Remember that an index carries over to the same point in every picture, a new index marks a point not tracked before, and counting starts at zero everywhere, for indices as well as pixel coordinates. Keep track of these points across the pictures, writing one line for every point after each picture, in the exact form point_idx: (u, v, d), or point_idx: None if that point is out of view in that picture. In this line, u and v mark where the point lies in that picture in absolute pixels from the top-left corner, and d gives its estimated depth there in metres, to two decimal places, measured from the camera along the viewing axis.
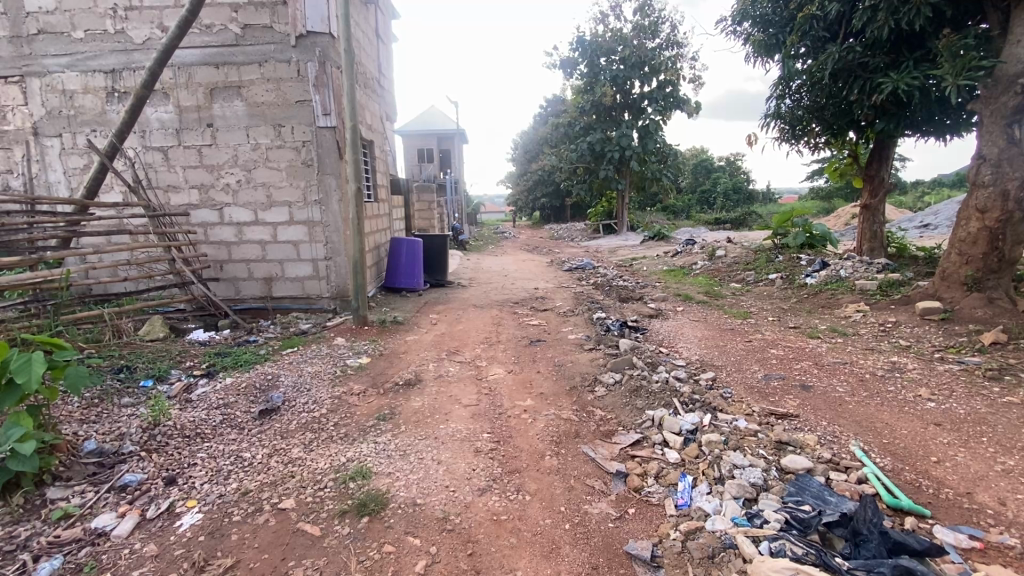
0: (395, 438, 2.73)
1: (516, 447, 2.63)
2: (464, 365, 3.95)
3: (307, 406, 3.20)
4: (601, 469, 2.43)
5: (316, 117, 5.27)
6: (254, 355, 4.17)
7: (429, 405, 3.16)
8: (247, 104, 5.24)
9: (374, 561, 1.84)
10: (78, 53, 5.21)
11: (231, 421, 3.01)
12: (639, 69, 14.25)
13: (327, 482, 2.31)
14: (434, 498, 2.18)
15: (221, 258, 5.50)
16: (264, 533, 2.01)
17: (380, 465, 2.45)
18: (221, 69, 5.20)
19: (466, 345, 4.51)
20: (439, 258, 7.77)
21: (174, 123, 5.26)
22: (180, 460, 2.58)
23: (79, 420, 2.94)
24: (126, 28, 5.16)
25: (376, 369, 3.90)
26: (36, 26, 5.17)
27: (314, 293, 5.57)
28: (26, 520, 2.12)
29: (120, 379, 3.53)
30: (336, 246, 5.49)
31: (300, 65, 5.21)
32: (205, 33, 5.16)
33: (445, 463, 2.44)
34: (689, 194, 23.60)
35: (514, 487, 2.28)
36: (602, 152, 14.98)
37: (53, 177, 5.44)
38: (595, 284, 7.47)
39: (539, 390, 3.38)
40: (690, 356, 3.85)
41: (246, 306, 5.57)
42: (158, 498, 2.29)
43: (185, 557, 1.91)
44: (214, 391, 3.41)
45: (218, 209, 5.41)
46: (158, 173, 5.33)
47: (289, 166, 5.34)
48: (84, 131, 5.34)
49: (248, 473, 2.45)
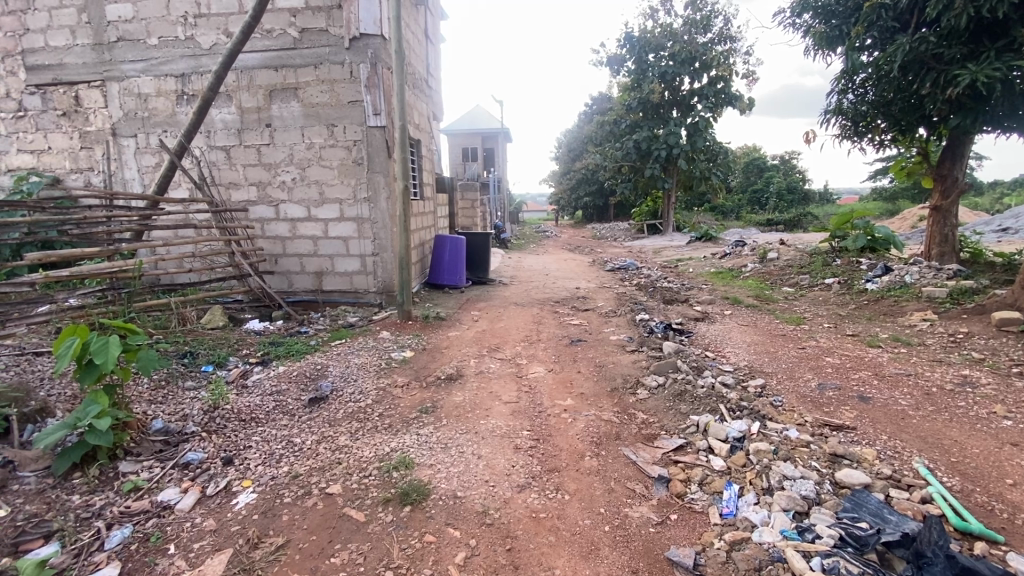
0: (437, 431, 2.78)
1: (556, 446, 2.63)
2: (506, 363, 3.98)
3: (354, 396, 3.31)
4: (642, 472, 2.39)
5: (367, 117, 5.42)
6: (305, 345, 4.37)
7: (469, 400, 3.20)
8: (303, 105, 5.46)
9: (415, 550, 1.88)
10: (151, 58, 5.58)
11: (283, 407, 3.16)
12: (689, 65, 13.88)
13: (372, 470, 2.38)
14: (474, 492, 2.20)
15: (276, 252, 5.76)
16: (313, 515, 2.10)
17: (423, 456, 2.50)
18: (280, 72, 5.44)
19: (507, 342, 4.53)
20: (482, 256, 7.86)
21: (236, 123, 5.55)
22: (236, 442, 2.73)
23: (148, 400, 3.16)
24: (196, 34, 5.48)
25: (419, 363, 3.99)
26: (116, 34, 5.57)
27: (362, 288, 5.76)
28: (101, 490, 2.29)
29: (185, 364, 3.78)
30: (383, 242, 5.65)
31: (354, 66, 5.38)
32: (265, 37, 5.41)
33: (485, 458, 2.47)
34: (739, 194, 22.83)
35: (553, 486, 2.28)
36: (649, 150, 14.68)
37: (129, 175, 5.87)
38: (639, 285, 7.35)
39: (579, 391, 3.36)
40: (738, 361, 3.72)
41: (298, 298, 5.83)
42: (217, 476, 2.43)
43: (241, 534, 2.02)
44: (269, 377, 3.59)
45: (275, 205, 5.67)
46: (221, 171, 5.65)
47: (340, 165, 5.53)
48: (156, 132, 5.72)
49: (298, 457, 2.56)
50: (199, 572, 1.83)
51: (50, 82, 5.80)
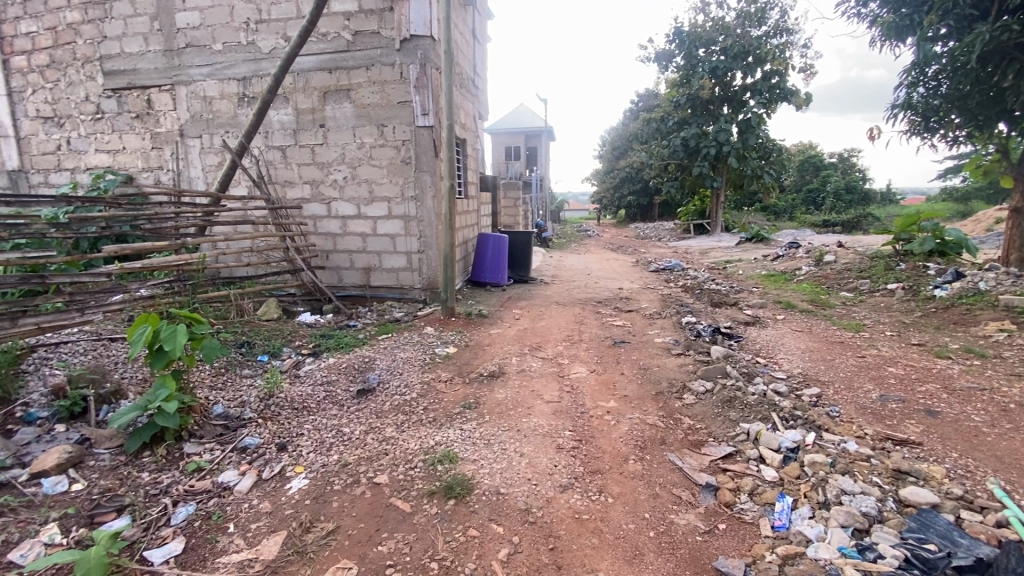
0: (480, 426, 2.81)
1: (598, 447, 2.61)
2: (547, 362, 3.97)
3: (399, 389, 3.40)
4: (689, 479, 2.33)
5: (416, 117, 5.54)
6: (354, 338, 4.52)
7: (511, 398, 3.22)
8: (355, 106, 5.63)
9: (459, 543, 1.91)
10: (216, 63, 5.90)
11: (333, 397, 3.28)
12: (741, 59, 13.38)
13: (417, 463, 2.43)
14: (517, 490, 2.21)
15: (327, 248, 5.98)
16: (361, 503, 2.17)
17: (466, 451, 2.54)
18: (334, 74, 5.63)
19: (549, 341, 4.53)
20: (525, 254, 7.87)
21: (292, 124, 5.79)
22: (290, 429, 2.86)
23: (210, 385, 3.36)
24: (256, 39, 5.75)
25: (461, 360, 4.04)
26: (184, 40, 5.92)
27: (407, 284, 5.89)
28: (168, 469, 2.45)
29: (243, 353, 3.99)
30: (429, 240, 5.76)
31: (404, 67, 5.50)
32: (321, 41, 5.61)
33: (527, 456, 2.48)
34: (793, 194, 21.86)
35: (596, 488, 2.26)
36: (697, 148, 14.27)
37: (194, 173, 6.24)
38: (685, 286, 7.17)
39: (622, 393, 3.31)
40: (791, 369, 3.56)
41: (347, 293, 6.03)
42: (272, 461, 2.55)
43: (294, 517, 2.11)
44: (320, 368, 3.75)
45: (327, 203, 5.88)
46: (277, 169, 5.91)
47: (389, 164, 5.67)
48: (219, 133, 6.06)
49: (347, 446, 2.65)
50: (257, 552, 1.93)
51: (125, 87, 6.24)
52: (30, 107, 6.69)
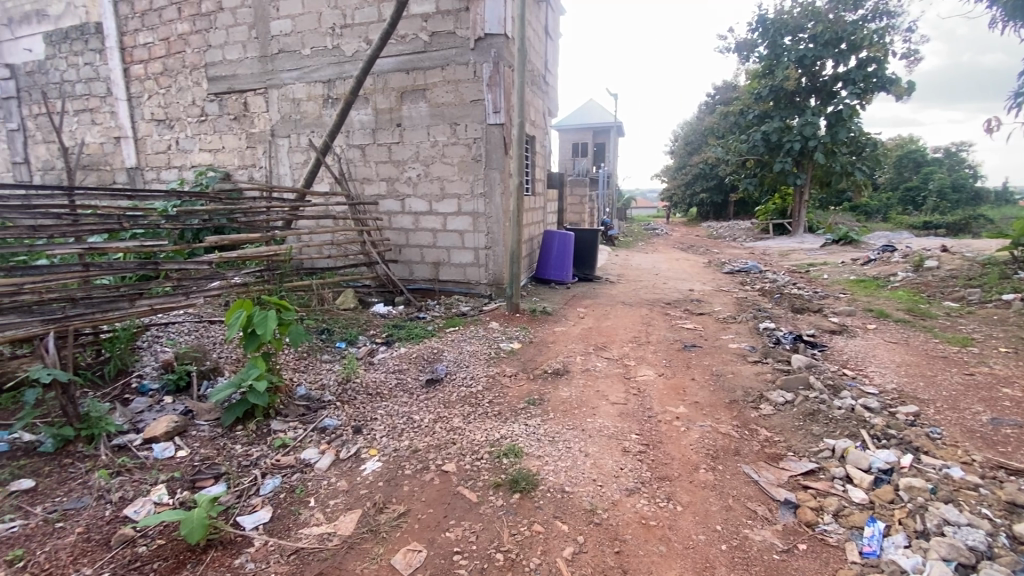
0: (545, 423, 2.82)
1: (667, 454, 2.53)
2: (613, 363, 3.91)
3: (465, 381, 3.49)
4: (765, 494, 2.22)
5: (487, 115, 5.62)
6: (423, 330, 4.69)
7: (576, 397, 3.20)
8: (430, 105, 5.81)
9: (524, 537, 1.93)
10: (305, 66, 6.29)
11: (404, 385, 3.43)
12: (833, 47, 12.40)
13: (484, 454, 2.49)
14: (582, 489, 2.20)
15: (400, 242, 6.23)
16: (430, 489, 2.25)
17: (531, 446, 2.56)
18: (411, 74, 5.84)
19: (615, 342, 4.46)
20: (591, 252, 7.79)
21: (371, 123, 6.07)
22: (364, 413, 3.02)
23: (294, 367, 3.62)
24: (341, 43, 6.06)
25: (526, 356, 4.07)
26: (277, 46, 6.37)
27: (474, 279, 6.02)
28: (258, 443, 2.66)
29: (323, 339, 4.27)
30: (496, 236, 5.85)
31: (477, 66, 5.59)
32: (399, 42, 5.82)
33: (592, 457, 2.46)
34: (888, 193, 20.00)
35: (664, 495, 2.20)
36: (780, 142, 13.38)
37: (282, 170, 6.71)
38: (762, 290, 6.78)
39: (693, 399, 3.19)
40: (884, 384, 3.26)
41: (418, 286, 6.26)
42: (348, 443, 2.70)
43: (369, 497, 2.22)
44: (392, 357, 3.93)
45: (401, 199, 6.13)
46: (357, 167, 6.23)
47: (460, 162, 5.80)
48: (306, 132, 6.47)
49: (417, 433, 2.76)
50: (334, 527, 2.05)
51: (225, 91, 6.82)
52: (147, 111, 7.50)
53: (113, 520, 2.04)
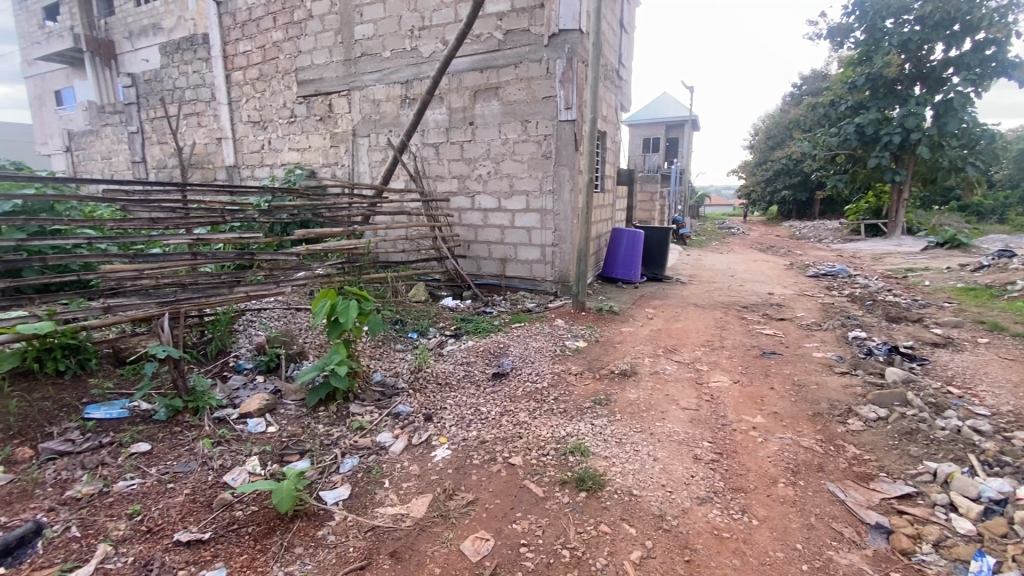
0: (612, 424, 2.79)
1: (742, 464, 2.43)
2: (684, 366, 3.78)
3: (531, 376, 3.52)
4: (853, 515, 2.06)
5: (559, 112, 5.59)
6: (490, 324, 4.78)
7: (645, 399, 3.14)
8: (502, 103, 5.88)
9: (591, 536, 1.93)
10: (385, 68, 6.57)
11: (472, 377, 3.53)
12: (944, 28, 11.16)
13: (550, 450, 2.51)
14: (651, 493, 2.16)
15: (469, 238, 6.38)
16: (497, 480, 2.30)
17: (598, 446, 2.54)
18: (485, 73, 5.93)
19: (686, 345, 4.31)
20: (661, 251, 7.57)
21: (445, 122, 6.25)
22: (435, 402, 3.13)
23: (371, 354, 3.83)
24: (419, 44, 6.26)
25: (592, 354, 4.04)
26: (360, 50, 6.70)
27: (540, 276, 6.04)
28: (338, 424, 2.84)
29: (397, 329, 4.48)
30: (564, 233, 5.82)
31: (551, 63, 5.57)
32: (475, 42, 5.93)
33: (662, 461, 2.41)
34: (1007, 191, 17.74)
35: (738, 507, 2.11)
36: (877, 135, 12.25)
37: (362, 168, 7.07)
38: (851, 295, 6.26)
39: (772, 409, 3.02)
40: (997, 405, 2.92)
41: (485, 281, 6.39)
42: (420, 429, 2.82)
43: (439, 483, 2.31)
44: (460, 349, 4.06)
45: (471, 196, 6.26)
46: (430, 165, 6.44)
47: (531, 159, 5.83)
48: (384, 132, 6.77)
49: (485, 425, 2.83)
50: (407, 508, 2.15)
51: (313, 93, 7.28)
52: (244, 113, 8.17)
53: (214, 485, 2.25)
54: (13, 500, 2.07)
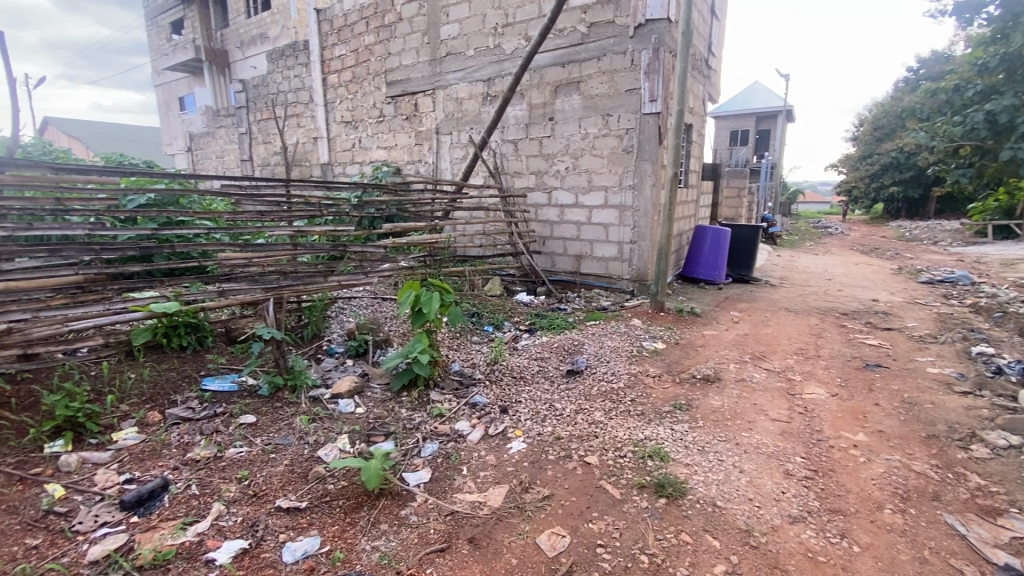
0: (693, 430, 2.68)
1: (840, 484, 2.23)
2: (773, 375, 3.54)
3: (607, 375, 3.46)
4: (976, 553, 1.83)
5: (643, 104, 5.42)
6: (564, 321, 4.76)
7: (729, 407, 2.98)
8: (583, 97, 5.81)
9: (671, 544, 1.87)
10: (468, 67, 6.72)
11: (546, 372, 3.53)
12: None
13: (627, 452, 2.46)
14: (736, 506, 2.05)
15: (545, 234, 6.39)
16: (573, 478, 2.29)
17: (679, 452, 2.45)
18: (567, 67, 5.88)
19: (776, 352, 4.03)
20: (749, 251, 7.13)
21: (525, 118, 6.28)
22: (510, 395, 3.18)
23: (449, 345, 3.95)
24: (502, 42, 6.32)
25: (671, 357, 3.89)
26: (446, 49, 6.90)
27: (616, 273, 5.91)
28: (419, 410, 2.96)
29: (474, 322, 4.59)
30: (643, 230, 5.65)
31: (635, 54, 5.41)
32: (557, 36, 5.89)
33: (748, 474, 2.27)
34: None
35: (836, 531, 1.94)
36: (1013, 123, 10.67)
37: (444, 164, 7.30)
38: (976, 306, 5.53)
39: (876, 427, 2.75)
40: None
41: (559, 278, 6.37)
42: (496, 421, 2.87)
43: (515, 475, 2.34)
44: (535, 345, 4.08)
45: (548, 192, 6.26)
46: (509, 161, 6.52)
47: (611, 153, 5.71)
48: (466, 129, 6.94)
49: (560, 421, 2.83)
50: (485, 497, 2.20)
51: (400, 93, 7.61)
52: (338, 114, 8.70)
53: (310, 458, 2.44)
54: (145, 458, 2.37)
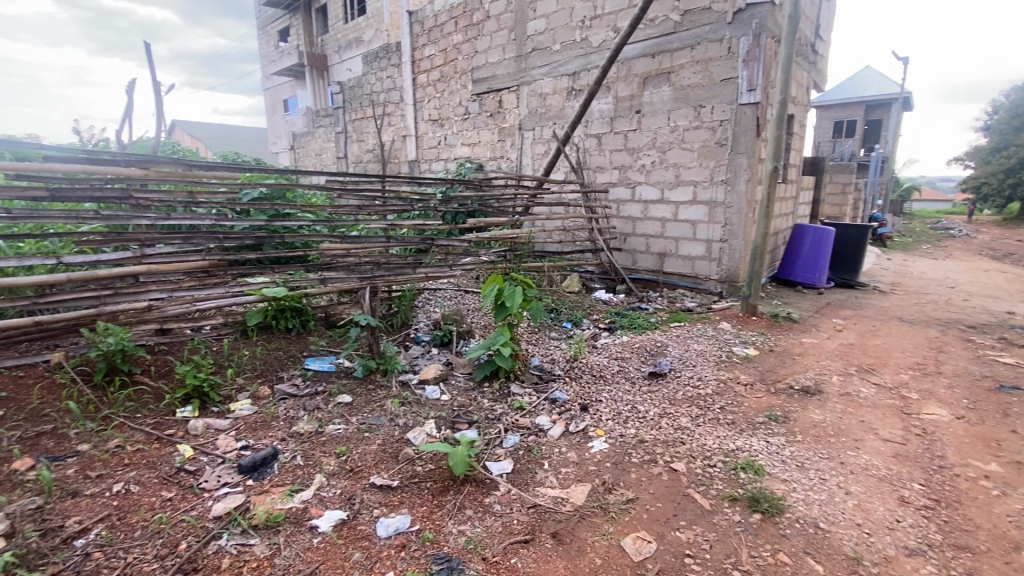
0: (790, 445, 2.50)
1: (969, 519, 1.98)
2: (884, 391, 3.20)
3: (692, 380, 3.32)
4: None
5: (740, 94, 5.09)
6: (646, 321, 4.63)
7: (832, 423, 2.74)
8: (674, 88, 5.57)
9: (767, 563, 1.75)
10: (554, 62, 6.68)
11: (628, 373, 3.45)
12: None
13: (716, 462, 2.34)
14: (842, 531, 1.89)
15: (626, 231, 6.24)
16: (658, 483, 2.22)
17: (775, 467, 2.29)
18: (657, 58, 5.67)
19: (887, 365, 3.65)
20: (855, 253, 6.50)
21: (610, 112, 6.16)
22: (591, 393, 3.14)
23: (528, 340, 3.98)
24: (589, 35, 6.22)
25: (765, 364, 3.65)
26: (532, 45, 6.91)
27: (703, 273, 5.64)
28: (501, 401, 3.01)
29: (553, 318, 4.58)
30: (735, 229, 5.33)
31: (733, 41, 5.10)
32: (648, 26, 5.69)
33: (856, 497, 2.08)
34: None
35: (964, 570, 1.72)
36: None
37: (526, 160, 7.35)
38: None
39: (1015, 458, 2.40)
40: None
41: (640, 276, 6.20)
42: (577, 418, 2.85)
43: (598, 475, 2.31)
44: (615, 344, 4.00)
45: (632, 187, 6.09)
46: (592, 156, 6.43)
47: (702, 147, 5.44)
48: (549, 124, 6.92)
49: (643, 424, 2.75)
50: (567, 494, 2.19)
51: (486, 91, 7.75)
52: (426, 112, 9.04)
53: (400, 440, 2.57)
54: (258, 428, 2.61)
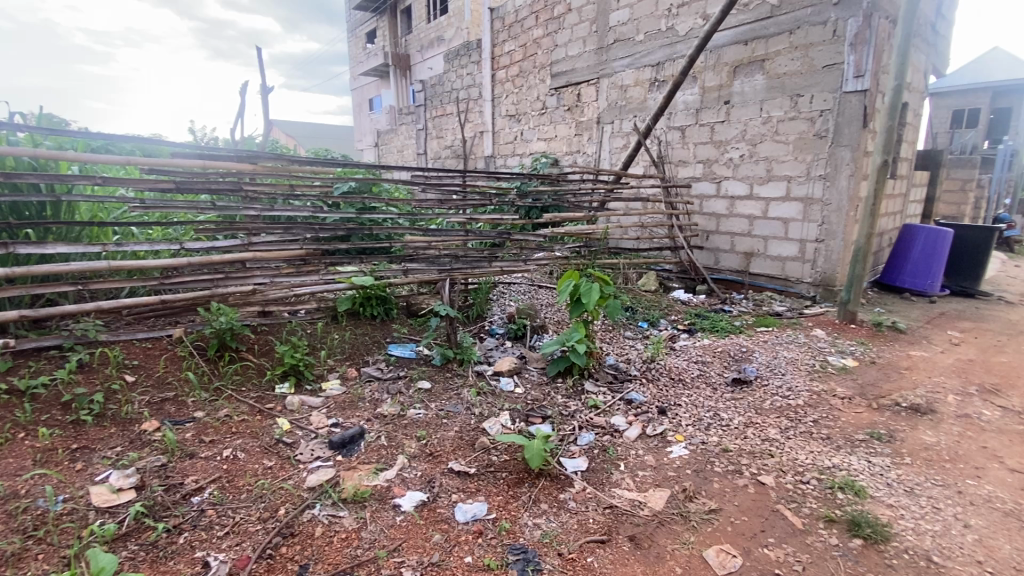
0: (896, 467, 2.27)
1: None
2: (1012, 416, 2.82)
3: (781, 390, 3.10)
4: None
5: (845, 81, 4.67)
6: (729, 324, 4.39)
7: (947, 446, 2.46)
8: (768, 77, 5.21)
9: None
10: (637, 52, 6.49)
11: (708, 378, 3.30)
12: None
13: (810, 479, 2.18)
14: (960, 567, 1.69)
15: (709, 228, 5.95)
16: (743, 496, 2.11)
17: (879, 490, 2.10)
18: (750, 45, 5.33)
19: (1016, 386, 3.21)
20: (978, 258, 5.76)
21: (696, 103, 5.88)
22: (669, 396, 3.04)
23: (603, 338, 3.92)
24: (675, 23, 5.97)
25: (865, 377, 3.34)
26: (614, 36, 6.75)
27: (794, 275, 5.26)
28: (575, 398, 3.00)
29: (628, 317, 4.47)
30: (833, 228, 4.92)
31: (839, 23, 4.68)
32: (742, 11, 5.36)
33: (978, 532, 1.85)
34: None
35: None
36: None
37: (604, 154, 7.20)
38: None
39: None
40: None
41: (723, 276, 5.90)
42: (654, 421, 2.77)
43: (677, 481, 2.23)
44: (695, 347, 3.83)
45: (717, 182, 5.79)
46: (674, 149, 6.19)
47: (798, 139, 5.05)
48: (629, 117, 6.74)
49: (726, 432, 2.62)
50: (645, 498, 2.14)
51: (564, 85, 7.69)
52: (504, 108, 9.12)
53: (476, 428, 2.63)
54: (346, 407, 2.78)
